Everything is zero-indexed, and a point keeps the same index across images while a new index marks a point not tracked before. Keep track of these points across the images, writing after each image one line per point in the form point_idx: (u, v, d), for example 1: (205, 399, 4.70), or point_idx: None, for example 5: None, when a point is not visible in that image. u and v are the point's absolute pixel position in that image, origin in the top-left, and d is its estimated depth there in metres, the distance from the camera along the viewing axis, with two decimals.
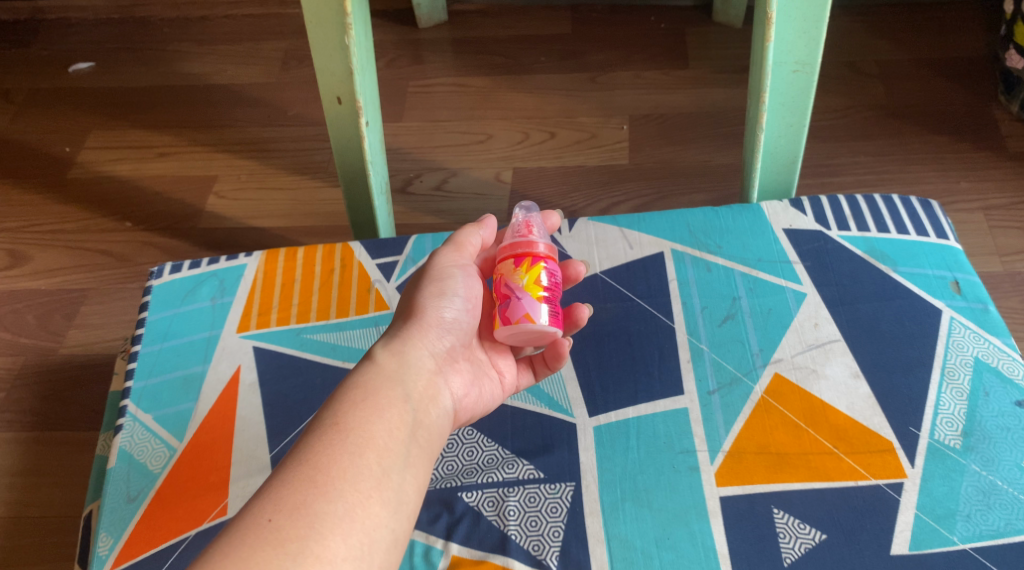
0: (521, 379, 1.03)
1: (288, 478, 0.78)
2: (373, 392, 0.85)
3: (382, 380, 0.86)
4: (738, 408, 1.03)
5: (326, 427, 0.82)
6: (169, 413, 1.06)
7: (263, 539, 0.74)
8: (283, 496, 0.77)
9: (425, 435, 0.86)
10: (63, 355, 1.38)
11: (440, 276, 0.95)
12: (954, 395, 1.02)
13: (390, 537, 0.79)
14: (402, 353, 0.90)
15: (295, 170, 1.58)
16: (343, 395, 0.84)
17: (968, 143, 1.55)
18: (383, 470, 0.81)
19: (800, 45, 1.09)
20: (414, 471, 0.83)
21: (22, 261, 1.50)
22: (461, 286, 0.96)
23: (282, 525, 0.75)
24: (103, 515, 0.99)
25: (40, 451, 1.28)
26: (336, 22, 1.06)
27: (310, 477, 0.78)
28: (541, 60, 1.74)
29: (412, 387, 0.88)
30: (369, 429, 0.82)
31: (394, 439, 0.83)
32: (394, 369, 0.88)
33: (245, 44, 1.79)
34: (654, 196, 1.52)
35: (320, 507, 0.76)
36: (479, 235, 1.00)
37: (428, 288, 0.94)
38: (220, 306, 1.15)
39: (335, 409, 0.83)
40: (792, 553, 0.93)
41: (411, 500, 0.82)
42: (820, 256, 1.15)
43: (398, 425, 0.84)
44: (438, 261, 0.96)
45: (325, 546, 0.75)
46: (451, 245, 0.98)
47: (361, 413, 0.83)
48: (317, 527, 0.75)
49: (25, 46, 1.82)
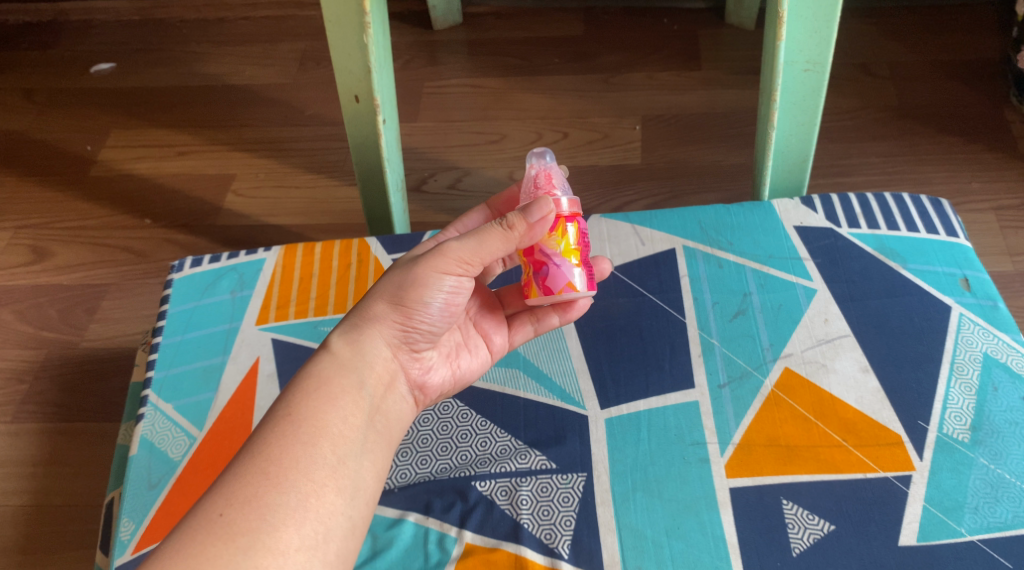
0: (518, 336, 1.03)
1: (241, 471, 0.79)
2: (323, 381, 0.85)
3: (335, 368, 0.86)
4: (748, 401, 1.05)
5: (278, 418, 0.82)
6: (190, 403, 1.08)
7: (214, 534, 0.75)
8: (235, 489, 0.78)
9: (382, 421, 0.87)
10: (84, 348, 1.41)
11: (426, 279, 0.90)
12: (962, 390, 1.03)
13: (347, 524, 0.80)
14: (359, 342, 0.89)
15: (311, 169, 1.61)
16: (297, 384, 0.85)
17: (980, 144, 1.55)
18: (338, 459, 0.82)
19: (810, 44, 1.10)
20: (373, 456, 0.84)
21: (45, 257, 1.53)
22: (447, 288, 0.91)
23: (233, 519, 0.76)
24: (125, 501, 1.01)
25: (62, 441, 1.31)
26: (355, 21, 1.08)
27: (262, 470, 0.79)
28: (555, 62, 1.76)
29: (367, 377, 0.87)
30: (323, 417, 0.83)
31: (350, 426, 0.84)
32: (349, 358, 0.87)
33: (263, 45, 1.82)
34: (666, 196, 1.53)
35: (271, 498, 0.78)
36: (504, 246, 0.90)
37: (408, 289, 0.90)
38: (240, 300, 1.17)
39: (288, 400, 0.83)
40: (801, 543, 0.94)
41: (369, 486, 0.83)
42: (831, 253, 1.16)
43: (353, 413, 0.84)
44: (432, 261, 0.89)
45: (278, 537, 0.76)
46: (461, 248, 0.89)
47: (315, 403, 0.83)
48: (269, 519, 0.77)
49: (47, 47, 1.86)
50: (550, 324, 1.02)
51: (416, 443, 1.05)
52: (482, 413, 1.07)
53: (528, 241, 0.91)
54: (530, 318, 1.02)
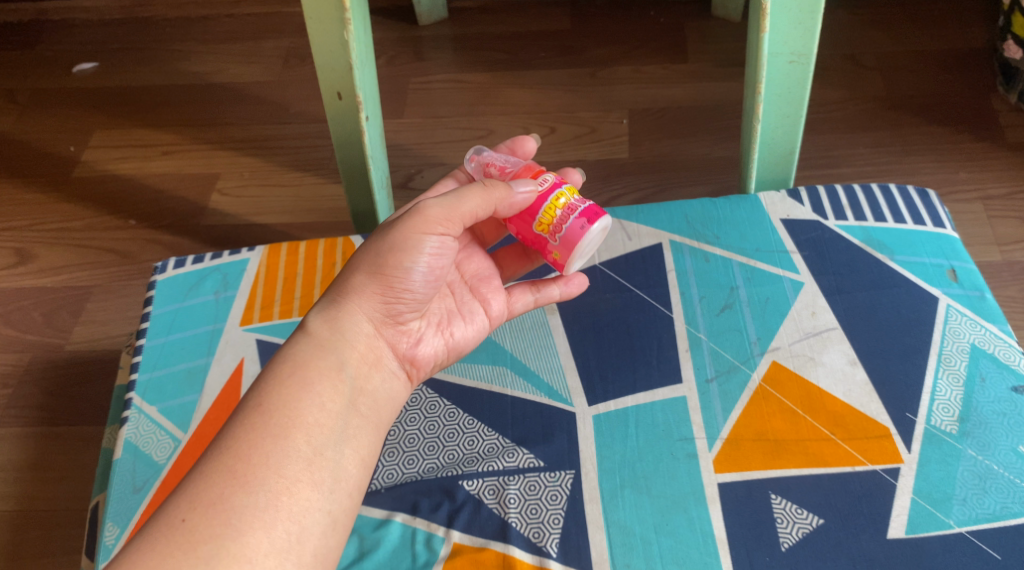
0: (515, 305, 1.01)
1: (207, 471, 0.77)
2: (302, 365, 0.84)
3: (313, 350, 0.85)
4: (735, 396, 1.04)
5: (248, 410, 0.81)
6: (174, 404, 1.07)
7: (176, 542, 0.74)
8: (199, 492, 0.76)
9: (366, 403, 0.86)
10: (69, 351, 1.40)
11: (406, 243, 0.89)
12: (950, 381, 1.03)
13: (326, 519, 0.79)
14: (338, 319, 0.88)
15: (296, 167, 1.60)
16: (270, 373, 0.83)
17: (968, 134, 1.55)
18: (314, 450, 0.80)
19: (794, 35, 1.10)
20: (354, 443, 0.83)
21: (28, 259, 1.51)
22: (430, 252, 0.90)
23: (196, 526, 0.74)
24: (109, 506, 1.00)
25: (47, 445, 1.30)
26: (336, 18, 1.07)
27: (229, 469, 0.77)
28: (541, 56, 1.75)
29: (347, 357, 0.86)
30: (295, 408, 0.81)
31: (326, 414, 0.82)
32: (327, 337, 0.86)
33: (247, 42, 1.81)
34: (653, 189, 1.52)
35: (237, 501, 0.76)
36: (484, 204, 0.90)
37: (387, 256, 0.89)
38: (224, 300, 1.16)
39: (259, 390, 0.82)
40: (790, 538, 0.94)
41: (350, 475, 0.82)
42: (818, 245, 1.16)
43: (330, 398, 0.83)
44: (410, 224, 0.89)
45: (245, 544, 0.74)
46: (440, 208, 0.89)
47: (287, 392, 0.82)
48: (234, 524, 0.75)
49: (29, 47, 1.84)
50: (549, 296, 1.01)
51: (402, 443, 1.04)
52: (469, 411, 1.06)
53: (507, 207, 0.93)
54: (528, 287, 1.01)
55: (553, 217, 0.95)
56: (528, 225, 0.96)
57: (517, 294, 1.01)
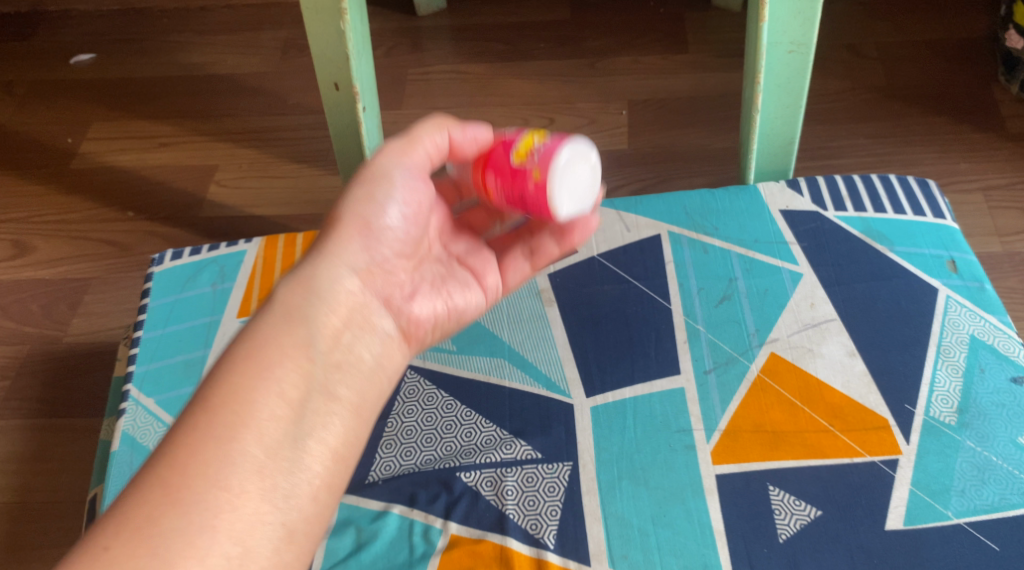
0: (514, 274, 0.96)
1: (145, 478, 0.70)
2: (258, 346, 0.77)
3: (279, 321, 0.79)
4: (734, 387, 1.04)
5: (195, 405, 0.74)
6: (172, 396, 1.07)
7: (101, 567, 0.66)
8: (127, 513, 0.69)
9: (338, 381, 0.80)
10: (68, 343, 1.39)
11: (374, 188, 0.87)
12: (949, 372, 1.02)
13: (277, 531, 0.72)
14: (309, 284, 0.82)
15: (295, 159, 1.59)
16: (224, 360, 0.76)
17: (969, 124, 1.54)
18: (267, 450, 0.74)
19: (794, 25, 1.09)
20: (318, 436, 0.77)
21: (27, 251, 1.51)
22: (401, 195, 0.88)
23: (118, 555, 0.67)
24: (107, 498, 1.00)
25: (46, 437, 1.30)
26: (332, 8, 1.07)
27: (163, 482, 0.70)
28: (540, 46, 1.75)
29: (319, 330, 0.80)
30: (248, 398, 0.74)
31: (285, 405, 0.76)
32: (294, 307, 0.80)
33: (245, 33, 1.80)
34: (653, 180, 1.52)
35: (171, 520, 0.69)
36: (439, 134, 0.91)
37: (358, 203, 0.86)
38: (220, 292, 1.16)
39: (211, 378, 0.75)
40: (788, 529, 0.94)
41: (313, 474, 0.76)
42: (817, 236, 1.15)
43: (292, 383, 0.77)
44: (382, 169, 0.88)
45: (184, 567, 0.67)
46: (399, 139, 0.89)
47: (242, 378, 0.75)
48: (171, 543, 0.68)
49: (26, 39, 1.84)
50: (547, 253, 0.96)
51: (400, 435, 1.04)
52: (467, 403, 1.06)
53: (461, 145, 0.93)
54: (523, 250, 0.96)
55: (531, 145, 0.88)
56: (505, 162, 0.88)
57: (512, 260, 0.96)
